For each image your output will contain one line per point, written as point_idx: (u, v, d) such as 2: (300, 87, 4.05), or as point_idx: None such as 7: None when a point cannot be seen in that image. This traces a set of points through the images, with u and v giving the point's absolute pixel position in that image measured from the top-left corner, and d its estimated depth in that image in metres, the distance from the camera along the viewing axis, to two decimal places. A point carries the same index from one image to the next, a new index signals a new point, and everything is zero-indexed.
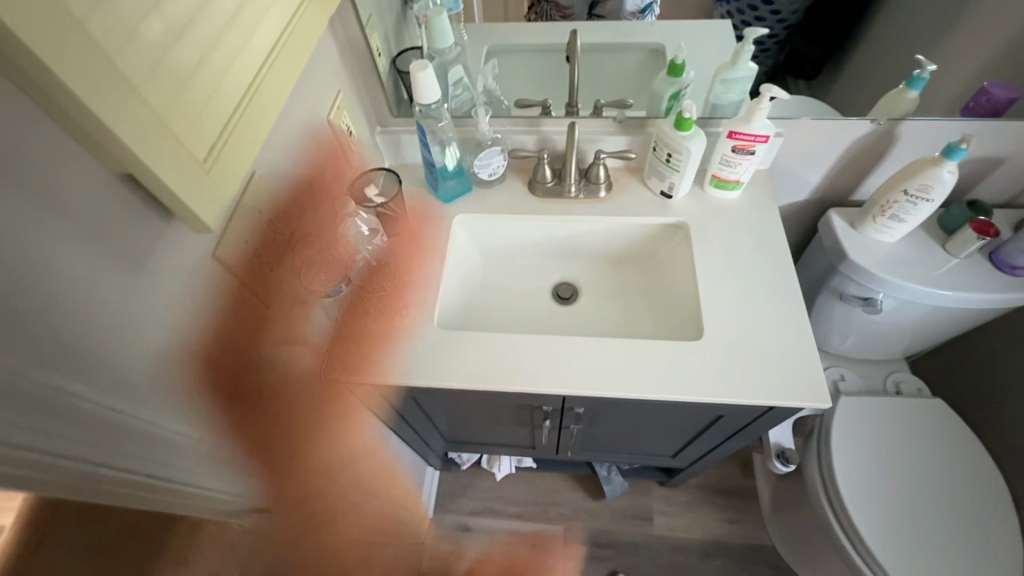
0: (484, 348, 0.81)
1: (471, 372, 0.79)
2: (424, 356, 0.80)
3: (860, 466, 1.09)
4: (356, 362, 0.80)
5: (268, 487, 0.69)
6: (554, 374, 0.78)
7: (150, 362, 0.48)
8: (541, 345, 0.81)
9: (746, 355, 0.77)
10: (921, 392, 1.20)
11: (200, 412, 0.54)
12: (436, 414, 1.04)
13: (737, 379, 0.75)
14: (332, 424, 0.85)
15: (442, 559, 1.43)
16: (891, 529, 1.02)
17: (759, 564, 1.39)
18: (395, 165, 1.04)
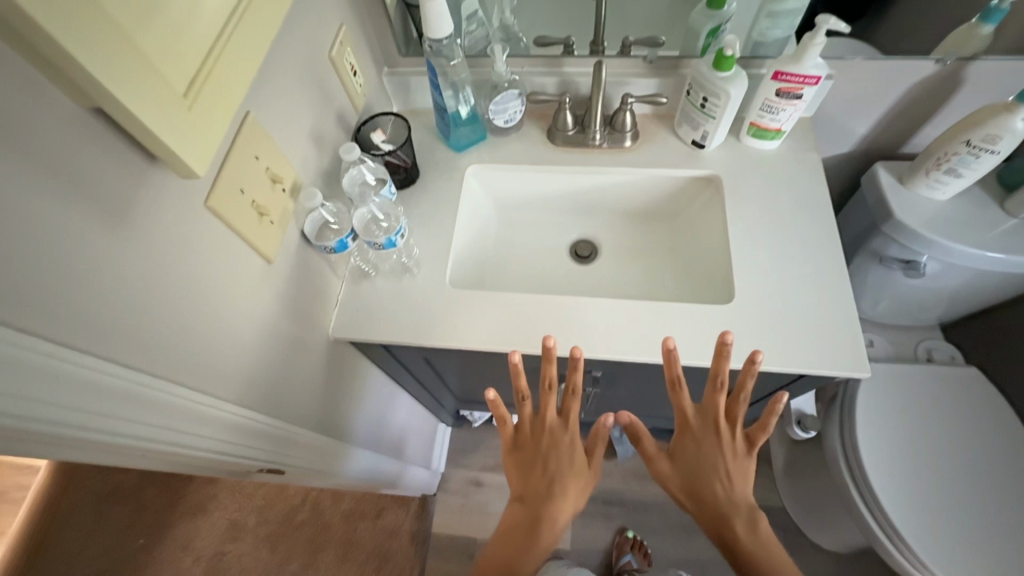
0: (500, 307, 0.77)
1: (486, 333, 0.75)
2: (436, 315, 0.77)
3: (884, 435, 1.06)
4: (366, 320, 0.77)
5: (274, 446, 0.66)
6: (573, 336, 0.74)
7: (146, 320, 0.44)
8: (559, 306, 0.76)
9: (778, 321, 0.72)
10: (955, 360, 1.15)
11: (201, 372, 0.51)
12: (447, 374, 1.02)
13: (768, 345, 0.71)
14: (341, 382, 0.83)
15: (454, 511, 1.49)
16: (912, 497, 1.00)
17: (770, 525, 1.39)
18: (404, 111, 0.97)
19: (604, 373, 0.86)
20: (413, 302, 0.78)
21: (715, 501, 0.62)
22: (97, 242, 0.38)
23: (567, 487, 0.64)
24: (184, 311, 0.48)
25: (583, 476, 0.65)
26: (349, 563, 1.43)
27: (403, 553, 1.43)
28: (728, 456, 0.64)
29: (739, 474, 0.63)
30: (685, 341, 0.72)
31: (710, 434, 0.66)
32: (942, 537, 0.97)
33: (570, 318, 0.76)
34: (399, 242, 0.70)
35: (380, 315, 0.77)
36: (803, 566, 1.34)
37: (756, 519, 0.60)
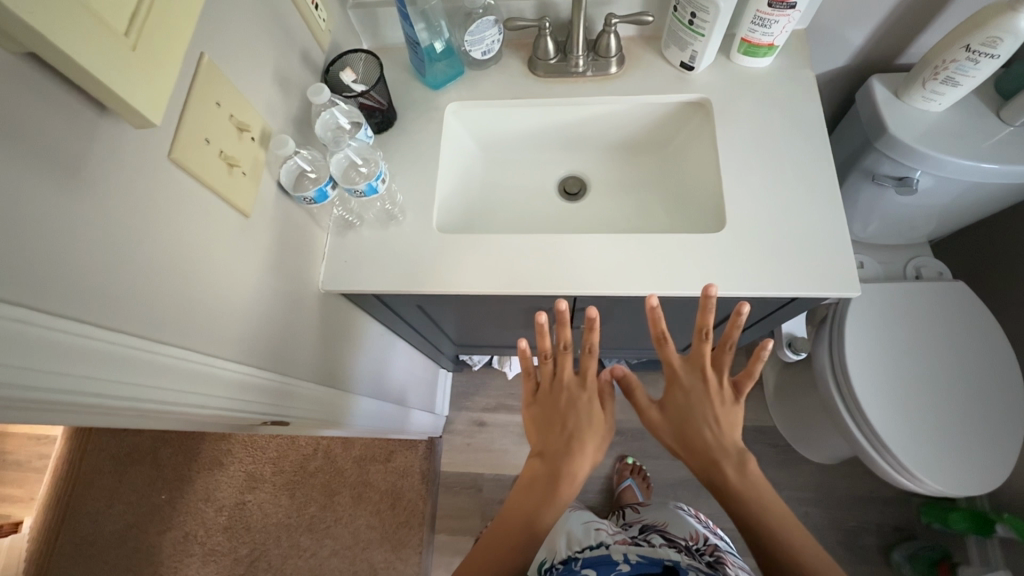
0: (491, 251, 0.76)
1: (479, 277, 0.74)
2: (424, 261, 0.76)
3: (871, 352, 1.09)
4: (354, 270, 0.76)
5: (274, 399, 0.67)
6: (564, 274, 0.74)
7: (131, 285, 0.44)
8: (551, 247, 0.76)
9: (770, 247, 0.72)
10: (943, 276, 1.16)
11: (196, 332, 0.52)
12: (442, 321, 1.03)
13: (760, 271, 0.71)
14: (337, 334, 0.83)
15: (460, 450, 1.56)
16: (895, 408, 1.04)
17: (761, 443, 1.46)
18: (376, 48, 0.91)
19: (597, 310, 0.86)
20: (400, 250, 0.76)
21: (705, 446, 0.64)
22: (67, 202, 0.37)
23: (585, 441, 0.66)
24: (168, 272, 0.48)
25: (600, 431, 0.68)
26: (365, 502, 1.52)
27: (415, 490, 1.51)
28: (717, 404, 0.66)
29: (728, 421, 0.65)
30: (677, 272, 0.72)
31: (699, 385, 0.68)
32: (923, 444, 1.02)
33: (561, 257, 0.75)
34: (380, 187, 0.67)
35: (369, 265, 0.76)
36: (792, 479, 1.43)
37: (746, 462, 0.62)
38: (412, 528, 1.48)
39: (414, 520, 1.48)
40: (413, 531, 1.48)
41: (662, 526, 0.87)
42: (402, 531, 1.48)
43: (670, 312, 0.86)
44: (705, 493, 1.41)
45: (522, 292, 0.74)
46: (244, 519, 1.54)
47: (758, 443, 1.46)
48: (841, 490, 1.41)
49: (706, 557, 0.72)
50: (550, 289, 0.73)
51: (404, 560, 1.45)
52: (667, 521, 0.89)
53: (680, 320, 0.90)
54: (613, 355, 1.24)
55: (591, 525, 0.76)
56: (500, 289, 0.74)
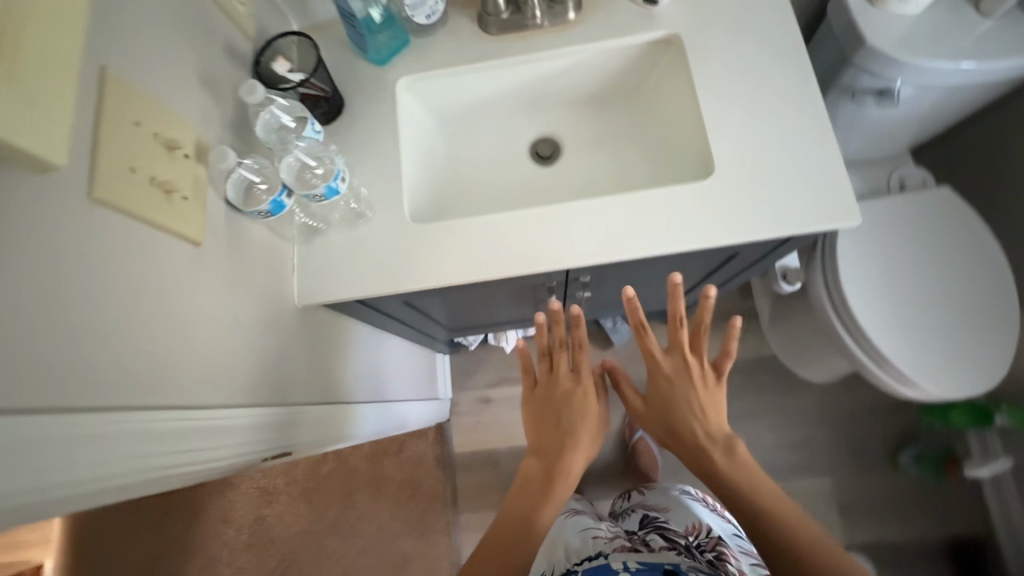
0: (471, 235, 0.71)
1: (464, 264, 0.70)
2: (401, 256, 0.71)
3: (864, 272, 1.08)
4: (331, 276, 0.71)
5: (274, 432, 0.63)
6: (552, 249, 0.69)
7: (99, 361, 0.41)
8: (534, 222, 0.71)
9: (762, 186, 0.68)
10: (926, 184, 1.15)
11: (178, 388, 0.49)
12: (432, 311, 0.98)
13: (755, 214, 0.67)
14: (324, 346, 0.79)
15: (470, 430, 1.56)
16: (893, 324, 1.05)
17: (763, 374, 1.48)
18: (307, 28, 0.82)
19: (590, 276, 0.83)
20: (375, 249, 0.71)
21: (693, 435, 0.63)
22: (5, 287, 0.34)
23: (579, 437, 0.64)
24: (136, 336, 0.44)
25: (595, 432, 0.66)
26: (385, 495, 1.52)
27: (433, 477, 1.54)
28: (703, 389, 0.65)
29: (713, 407, 0.64)
30: (669, 228, 0.68)
31: (684, 371, 0.66)
32: (922, 354, 1.04)
33: (546, 231, 0.70)
34: (341, 188, 0.61)
35: (342, 267, 0.71)
36: (798, 403, 1.46)
37: (733, 447, 0.60)
38: (435, 514, 1.53)
39: (436, 506, 1.53)
40: (437, 516, 1.53)
41: (666, 518, 0.86)
42: (427, 517, 1.52)
43: (665, 266, 0.83)
44: None
45: (512, 274, 0.70)
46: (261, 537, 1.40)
47: (760, 375, 1.48)
48: (844, 406, 1.45)
49: (708, 555, 0.74)
50: (541, 267, 0.69)
51: (433, 543, 1.51)
52: (670, 509, 0.88)
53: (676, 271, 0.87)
54: (609, 313, 1.22)
55: (588, 533, 0.76)
56: (487, 274, 0.69)
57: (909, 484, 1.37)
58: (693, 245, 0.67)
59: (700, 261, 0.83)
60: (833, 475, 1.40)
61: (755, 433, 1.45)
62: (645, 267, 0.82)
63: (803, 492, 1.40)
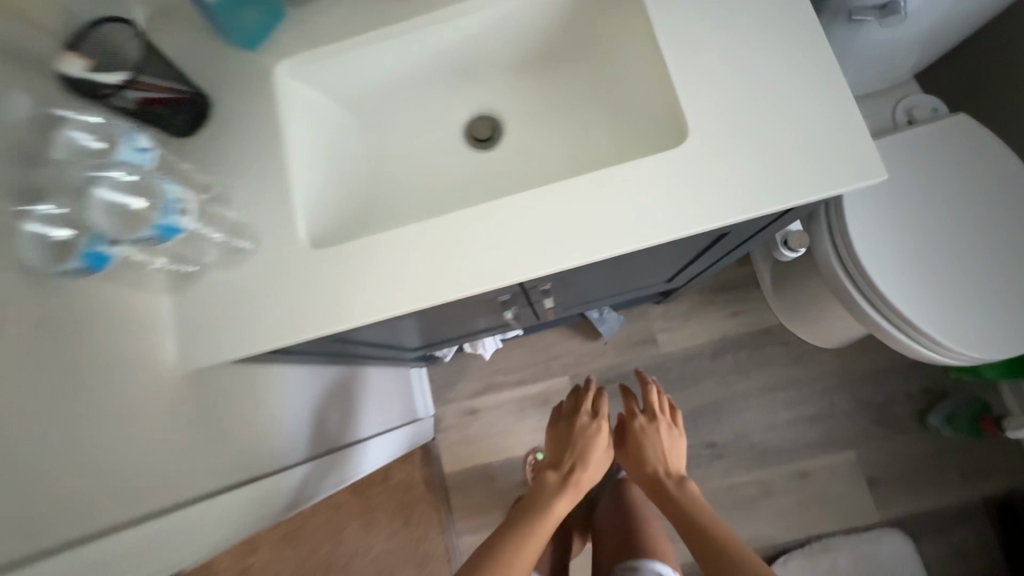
0: (388, 258, 0.55)
1: (384, 296, 0.54)
2: (304, 296, 0.55)
3: (878, 226, 0.93)
4: (221, 328, 0.56)
5: (231, 519, 0.59)
6: (495, 261, 0.54)
7: (102, 485, 0.45)
8: (466, 232, 0.55)
9: (753, 147, 0.52)
10: (938, 113, 0.99)
11: (48, 529, 0.40)
12: (383, 337, 0.84)
13: (750, 187, 0.52)
14: (247, 407, 0.66)
15: (459, 445, 1.42)
16: (916, 283, 0.90)
17: (771, 345, 1.34)
18: (155, 13, 0.64)
19: (557, 278, 0.67)
20: (272, 289, 0.56)
21: (656, 473, 0.82)
22: None
23: (589, 455, 0.81)
24: (83, 462, 0.44)
25: (599, 461, 0.82)
26: (376, 527, 1.38)
27: (424, 499, 1.38)
28: (666, 440, 0.87)
29: (674, 459, 0.85)
30: (639, 217, 0.53)
31: (654, 427, 0.88)
32: (953, 314, 0.90)
33: (482, 241, 0.54)
34: (180, 224, 0.47)
35: (235, 318, 0.56)
36: (812, 373, 1.32)
37: (687, 482, 0.78)
38: (432, 540, 1.36)
39: (432, 532, 1.37)
40: (434, 542, 1.37)
41: None
42: (422, 545, 1.36)
43: (644, 253, 0.67)
44: (725, 412, 1.32)
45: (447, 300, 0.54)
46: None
47: (767, 347, 1.34)
48: (863, 369, 1.31)
49: None
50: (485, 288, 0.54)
51: (435, 572, 1.35)
52: None
53: (659, 255, 0.72)
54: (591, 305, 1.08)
55: None
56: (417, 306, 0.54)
57: (942, 447, 1.26)
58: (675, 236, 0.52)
59: (686, 243, 0.67)
60: (858, 447, 1.28)
61: (769, 411, 1.32)
62: (621, 258, 0.67)
63: (828, 469, 1.28)
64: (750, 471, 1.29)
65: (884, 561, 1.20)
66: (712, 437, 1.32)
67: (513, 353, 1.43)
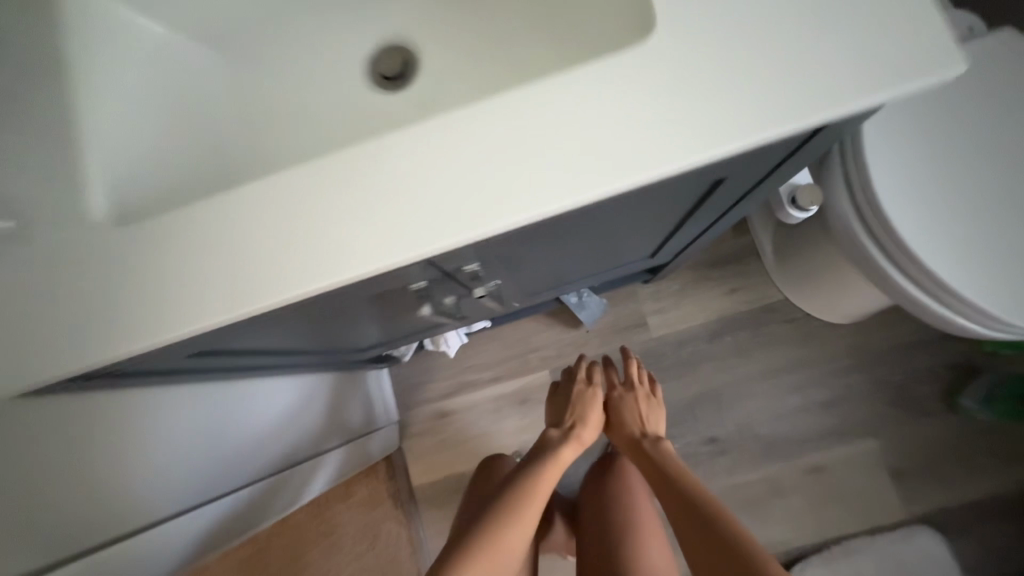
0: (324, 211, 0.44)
1: (330, 257, 0.43)
2: (223, 266, 0.44)
3: (905, 170, 0.75)
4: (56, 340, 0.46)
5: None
6: (451, 209, 0.42)
7: None
8: (420, 173, 0.43)
9: (763, 48, 0.42)
10: (974, 31, 0.81)
11: None
12: (275, 337, 0.66)
13: (768, 96, 0.41)
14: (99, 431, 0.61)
15: (429, 455, 1.25)
16: (958, 237, 0.74)
17: (777, 323, 1.17)
18: None
19: (475, 256, 0.50)
20: (177, 264, 0.45)
21: (637, 438, 0.89)
22: None
23: (581, 430, 0.89)
24: None
25: (592, 427, 0.90)
26: (339, 552, 1.22)
27: (392, 518, 1.23)
28: (644, 405, 0.94)
29: (652, 415, 0.94)
30: (630, 145, 0.42)
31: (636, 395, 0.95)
32: (1004, 275, 0.73)
33: (433, 185, 0.43)
34: None
35: (139, 298, 0.45)
36: (825, 352, 1.16)
37: (663, 444, 0.85)
38: (402, 564, 1.21)
39: (403, 554, 1.21)
40: (405, 566, 1.21)
41: None
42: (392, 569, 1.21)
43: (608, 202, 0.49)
44: (727, 403, 1.16)
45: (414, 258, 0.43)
46: None
47: (773, 326, 1.17)
48: (883, 345, 1.15)
49: None
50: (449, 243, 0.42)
51: None
52: None
53: (629, 208, 0.56)
54: (571, 285, 0.94)
55: None
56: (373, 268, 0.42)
57: (973, 431, 1.10)
58: (690, 161, 0.41)
59: (668, 185, 0.52)
60: (880, 435, 1.12)
61: (777, 398, 1.15)
62: (580, 212, 0.49)
63: (846, 461, 1.12)
64: (757, 468, 1.13)
65: (915, 563, 1.05)
66: (713, 431, 1.16)
67: (486, 348, 1.27)
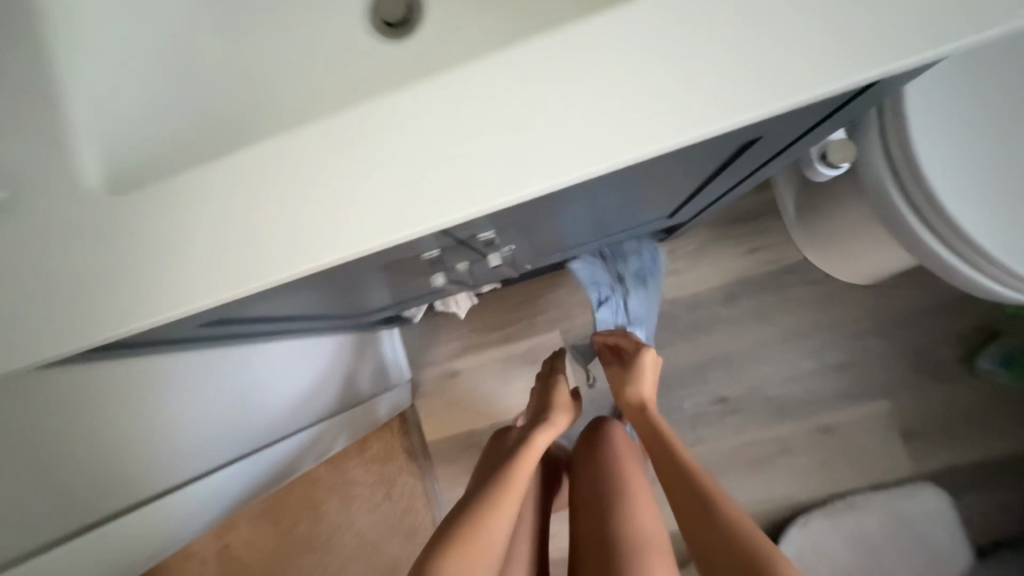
0: (314, 180, 0.42)
1: (322, 225, 0.41)
2: (226, 235, 0.43)
3: (954, 129, 0.69)
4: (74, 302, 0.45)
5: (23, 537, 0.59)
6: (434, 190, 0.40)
7: None
8: (408, 138, 0.41)
9: (754, 8, 0.37)
10: None
11: None
12: (305, 299, 0.65)
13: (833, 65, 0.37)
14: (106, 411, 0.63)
15: (441, 411, 1.28)
16: (1004, 203, 0.69)
17: (795, 285, 1.15)
18: None
19: (488, 225, 0.49)
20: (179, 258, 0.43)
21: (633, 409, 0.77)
22: None
23: (553, 415, 0.81)
24: None
25: (564, 412, 0.82)
26: (358, 501, 1.27)
27: (406, 472, 1.26)
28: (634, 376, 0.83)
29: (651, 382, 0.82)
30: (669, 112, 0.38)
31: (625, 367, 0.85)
32: None
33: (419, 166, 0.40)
34: None
35: (132, 282, 0.44)
36: (842, 315, 1.14)
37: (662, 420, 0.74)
38: (418, 513, 1.26)
39: (418, 504, 1.26)
40: (421, 514, 1.26)
41: None
42: (409, 518, 1.26)
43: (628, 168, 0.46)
44: (740, 364, 1.15)
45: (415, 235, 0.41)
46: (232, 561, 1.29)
47: (788, 287, 1.15)
48: (904, 305, 1.12)
49: None
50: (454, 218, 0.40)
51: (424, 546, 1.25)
52: None
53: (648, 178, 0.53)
54: (588, 245, 0.89)
55: None
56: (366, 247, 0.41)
57: (989, 395, 1.09)
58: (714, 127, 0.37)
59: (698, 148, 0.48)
60: (893, 396, 1.12)
61: (790, 360, 1.15)
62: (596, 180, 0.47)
63: (858, 421, 1.13)
64: (766, 428, 1.14)
65: (918, 520, 1.07)
66: (724, 391, 1.16)
67: (497, 309, 1.26)
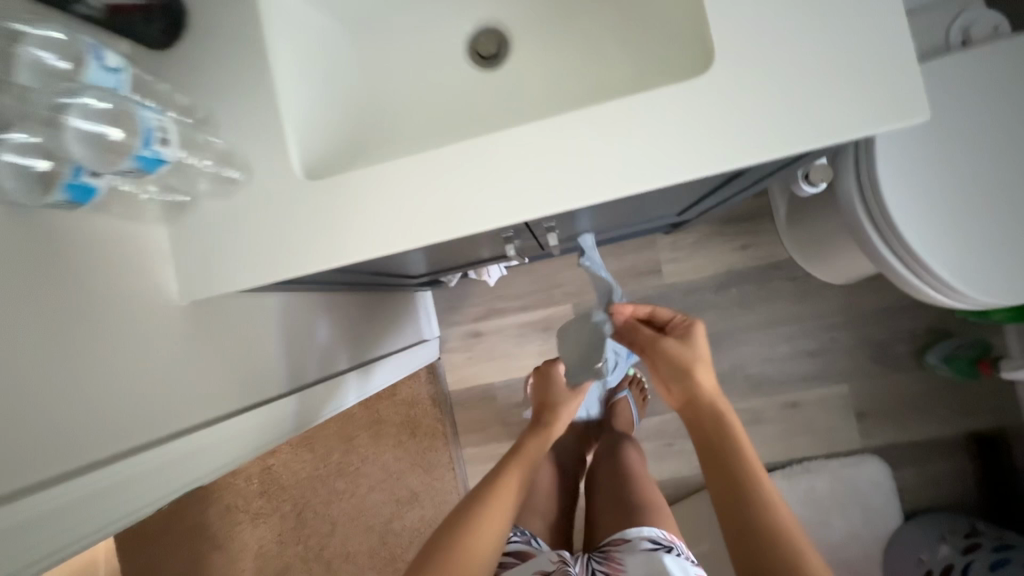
0: (409, 183, 0.56)
1: (410, 211, 0.56)
2: (338, 218, 0.57)
3: (908, 165, 0.87)
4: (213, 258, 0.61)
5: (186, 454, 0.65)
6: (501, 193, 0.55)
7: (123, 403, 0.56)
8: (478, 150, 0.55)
9: (750, 75, 0.51)
10: (1000, 32, 0.90)
11: (103, 443, 0.54)
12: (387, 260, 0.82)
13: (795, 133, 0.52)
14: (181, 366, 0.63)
15: (464, 365, 1.47)
16: (940, 228, 0.86)
17: (779, 280, 1.33)
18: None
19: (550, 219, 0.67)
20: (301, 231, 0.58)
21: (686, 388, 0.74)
22: None
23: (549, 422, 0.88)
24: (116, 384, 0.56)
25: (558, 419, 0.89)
26: (386, 437, 1.47)
27: (430, 415, 1.46)
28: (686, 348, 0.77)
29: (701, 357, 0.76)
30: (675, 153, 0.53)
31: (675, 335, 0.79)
32: (976, 259, 0.87)
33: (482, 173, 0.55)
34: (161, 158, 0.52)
35: (269, 241, 0.59)
36: (817, 309, 1.32)
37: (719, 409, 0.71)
38: (438, 450, 1.46)
39: (438, 442, 1.46)
40: (440, 451, 1.46)
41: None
42: (429, 453, 1.46)
43: None
44: (725, 344, 1.34)
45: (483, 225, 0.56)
46: (275, 480, 1.50)
47: (773, 280, 1.33)
48: (870, 304, 1.30)
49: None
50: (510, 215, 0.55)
51: (440, 479, 1.45)
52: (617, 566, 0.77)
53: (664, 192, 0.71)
54: (605, 232, 1.07)
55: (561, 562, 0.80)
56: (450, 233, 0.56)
57: (932, 384, 1.29)
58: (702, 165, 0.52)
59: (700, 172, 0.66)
60: (852, 381, 1.31)
61: (768, 344, 1.33)
62: None
63: (820, 400, 1.32)
64: (741, 399, 1.34)
65: (861, 484, 1.28)
66: None
67: (518, 281, 1.44)
